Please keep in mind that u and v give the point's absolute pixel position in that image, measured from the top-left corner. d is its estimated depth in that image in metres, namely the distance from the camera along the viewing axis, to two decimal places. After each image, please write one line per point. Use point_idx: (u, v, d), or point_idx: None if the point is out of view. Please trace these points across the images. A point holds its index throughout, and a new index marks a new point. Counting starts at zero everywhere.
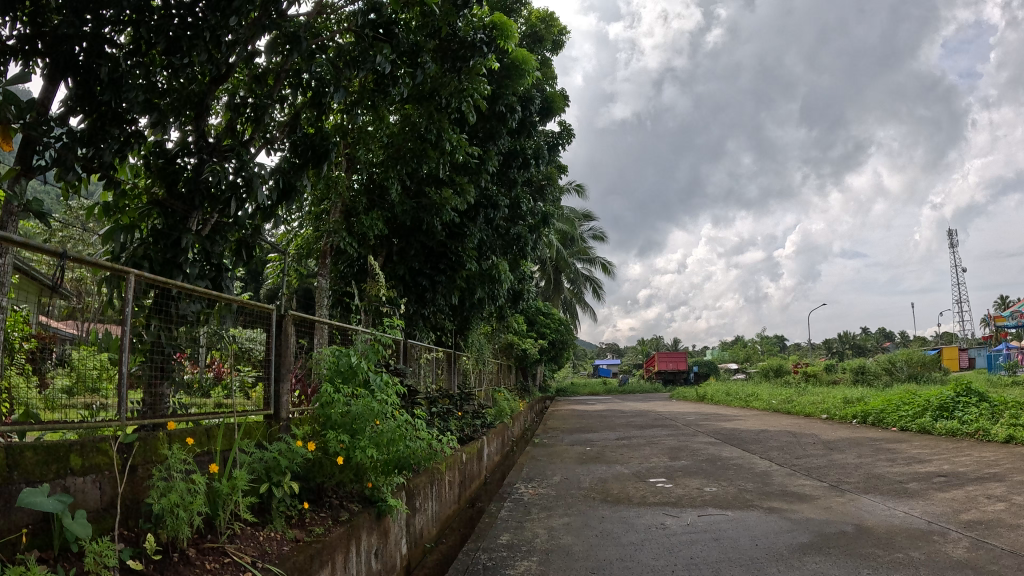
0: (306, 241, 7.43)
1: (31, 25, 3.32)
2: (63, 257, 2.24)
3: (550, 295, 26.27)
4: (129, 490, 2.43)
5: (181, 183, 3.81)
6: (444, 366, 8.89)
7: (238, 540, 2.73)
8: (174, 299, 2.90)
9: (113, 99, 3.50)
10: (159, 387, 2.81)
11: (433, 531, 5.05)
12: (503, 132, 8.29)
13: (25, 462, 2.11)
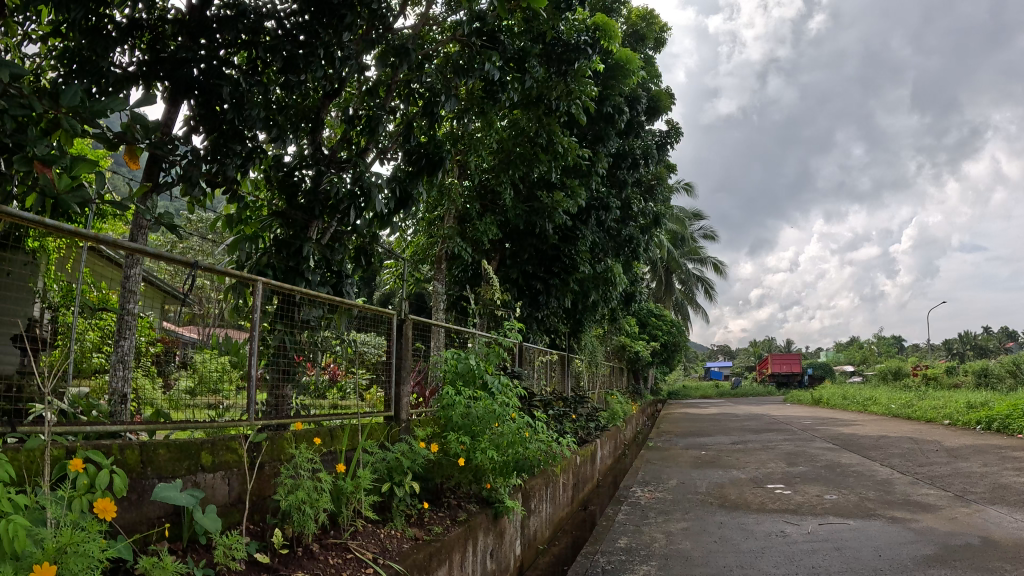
0: (421, 248, 7.69)
1: (150, 53, 3.59)
2: (193, 268, 2.39)
3: (660, 296, 25.95)
4: (258, 488, 2.55)
5: (300, 196, 3.98)
6: (557, 369, 8.92)
7: (360, 537, 2.81)
8: (298, 305, 3.02)
9: (236, 118, 3.66)
10: (283, 389, 2.96)
11: (547, 532, 5.08)
12: (612, 134, 8.23)
13: (158, 459, 2.24)
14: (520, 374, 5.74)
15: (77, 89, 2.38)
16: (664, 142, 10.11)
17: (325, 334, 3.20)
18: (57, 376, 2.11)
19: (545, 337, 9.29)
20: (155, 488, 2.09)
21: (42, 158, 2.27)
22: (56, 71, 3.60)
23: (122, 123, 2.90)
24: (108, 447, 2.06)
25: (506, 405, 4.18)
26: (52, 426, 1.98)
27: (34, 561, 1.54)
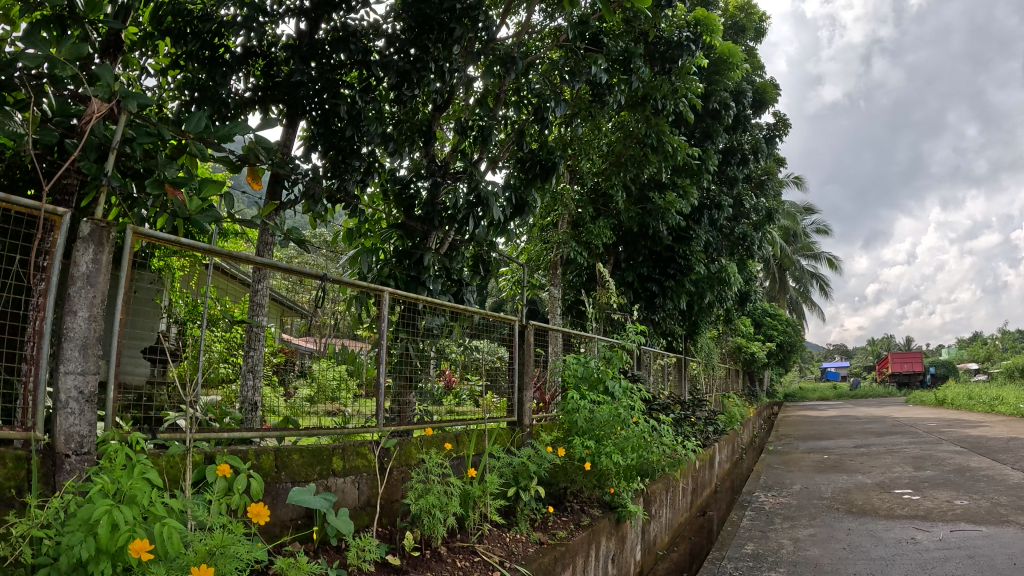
0: (536, 253, 7.79)
1: (262, 78, 3.86)
2: (322, 280, 2.49)
3: (774, 294, 25.24)
4: (388, 491, 2.66)
5: (416, 207, 4.11)
6: (673, 373, 8.82)
7: (486, 540, 2.86)
8: (420, 313, 3.13)
9: (355, 135, 3.82)
10: (406, 396, 3.06)
11: (667, 538, 5.02)
12: (719, 130, 8.09)
13: (292, 464, 2.34)
14: (640, 377, 5.72)
15: (201, 116, 2.51)
16: (772, 136, 9.84)
17: (448, 341, 3.29)
18: (199, 389, 2.23)
19: (660, 341, 9.19)
20: (292, 491, 2.20)
21: (173, 181, 2.42)
22: (180, 101, 3.82)
23: (244, 147, 3.05)
24: (243, 453, 2.17)
25: (630, 409, 4.17)
26: (195, 435, 2.11)
27: (187, 562, 1.65)
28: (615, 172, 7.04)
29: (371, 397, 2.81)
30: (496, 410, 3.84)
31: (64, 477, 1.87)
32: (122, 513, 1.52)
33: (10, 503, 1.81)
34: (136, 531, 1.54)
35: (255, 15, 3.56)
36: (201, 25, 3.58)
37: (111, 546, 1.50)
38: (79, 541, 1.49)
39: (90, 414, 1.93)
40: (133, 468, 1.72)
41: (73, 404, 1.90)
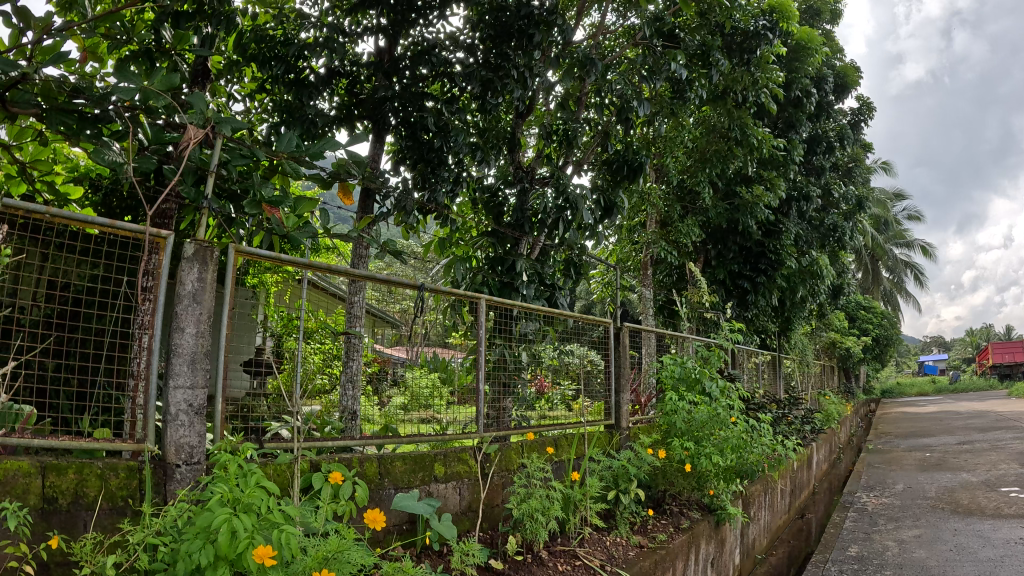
0: (624, 254, 7.77)
1: (346, 96, 4.00)
2: (423, 288, 2.64)
3: (867, 286, 24.43)
4: (489, 496, 2.75)
5: (505, 215, 4.21)
6: (767, 372, 8.66)
7: (587, 544, 2.89)
8: (514, 318, 3.26)
9: (443, 145, 3.86)
10: (503, 401, 3.14)
11: (766, 541, 4.93)
12: (802, 119, 7.91)
13: (395, 470, 2.45)
14: (734, 377, 5.64)
15: (291, 136, 2.61)
16: (857, 121, 9.52)
17: (543, 344, 3.43)
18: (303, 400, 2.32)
19: (754, 339, 9.02)
20: (395, 498, 2.28)
21: (271, 201, 2.50)
22: (269, 124, 3.99)
23: (335, 164, 3.12)
24: (349, 460, 2.29)
25: (728, 408, 4.11)
26: (302, 446, 2.23)
27: (304, 567, 1.72)
28: (700, 169, 6.95)
29: (464, 403, 2.85)
30: (592, 414, 3.88)
31: (176, 485, 1.97)
32: (240, 521, 1.59)
33: (125, 512, 1.93)
34: (254, 538, 1.61)
35: (335, 35, 3.69)
36: (285, 48, 3.73)
37: (231, 552, 1.57)
38: (198, 548, 1.57)
39: (200, 426, 2.04)
40: (246, 477, 1.80)
41: (183, 416, 2.00)
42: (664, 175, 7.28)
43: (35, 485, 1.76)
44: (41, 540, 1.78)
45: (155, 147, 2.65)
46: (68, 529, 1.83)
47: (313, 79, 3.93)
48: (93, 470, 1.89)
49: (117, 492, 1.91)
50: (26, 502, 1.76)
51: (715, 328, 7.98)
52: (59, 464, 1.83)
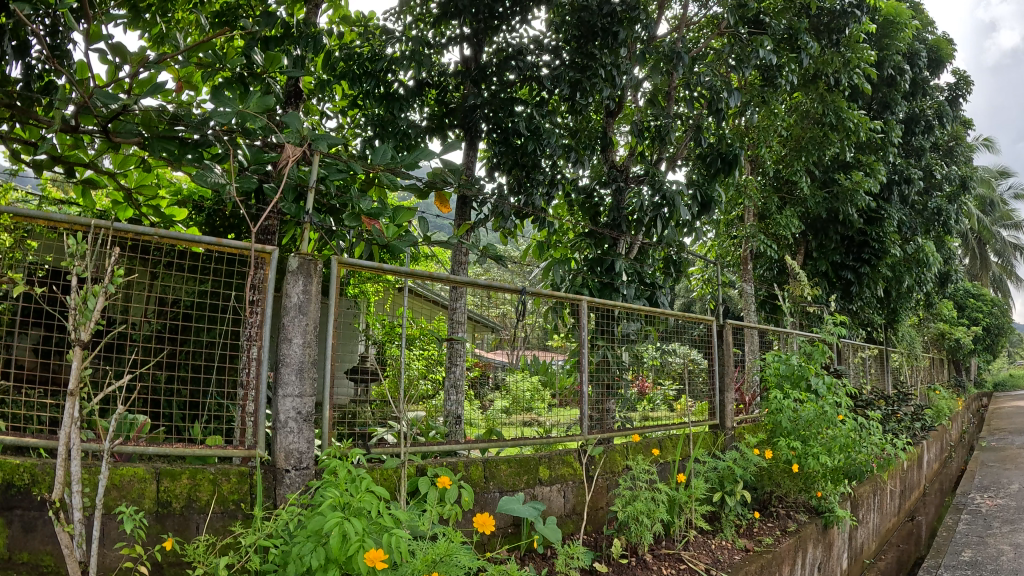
0: (723, 249, 7.65)
1: (435, 108, 4.26)
2: (525, 293, 2.87)
3: (977, 273, 23.26)
4: (592, 498, 2.99)
5: (601, 215, 4.56)
6: (875, 367, 8.36)
7: (692, 547, 3.12)
8: (616, 319, 3.56)
9: (537, 149, 4.01)
10: (606, 404, 3.47)
11: (875, 545, 4.74)
12: (898, 98, 7.62)
13: (499, 474, 2.70)
14: (840, 372, 5.47)
15: (386, 148, 2.67)
16: (955, 96, 9.11)
17: (645, 344, 3.77)
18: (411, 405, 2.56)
19: (859, 332, 8.72)
20: (500, 501, 2.53)
21: (368, 212, 2.62)
22: (362, 137, 4.25)
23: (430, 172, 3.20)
24: (454, 465, 2.56)
25: (836, 406, 4.09)
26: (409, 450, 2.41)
27: (414, 570, 1.78)
28: (796, 158, 6.80)
29: (565, 405, 3.11)
30: (696, 415, 4.23)
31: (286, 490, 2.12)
32: (351, 523, 1.64)
33: (236, 514, 2.09)
34: (365, 540, 1.66)
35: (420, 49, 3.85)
36: (365, 65, 3.89)
37: (342, 554, 1.64)
38: (310, 551, 1.64)
39: (309, 431, 2.14)
40: (356, 479, 1.88)
41: (293, 424, 2.11)
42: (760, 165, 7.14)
43: (148, 491, 1.96)
44: (156, 541, 1.98)
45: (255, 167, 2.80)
46: (182, 530, 2.02)
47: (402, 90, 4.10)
48: (205, 475, 2.08)
49: (227, 495, 2.09)
50: (141, 507, 1.97)
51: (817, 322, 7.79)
52: (173, 470, 2.03)
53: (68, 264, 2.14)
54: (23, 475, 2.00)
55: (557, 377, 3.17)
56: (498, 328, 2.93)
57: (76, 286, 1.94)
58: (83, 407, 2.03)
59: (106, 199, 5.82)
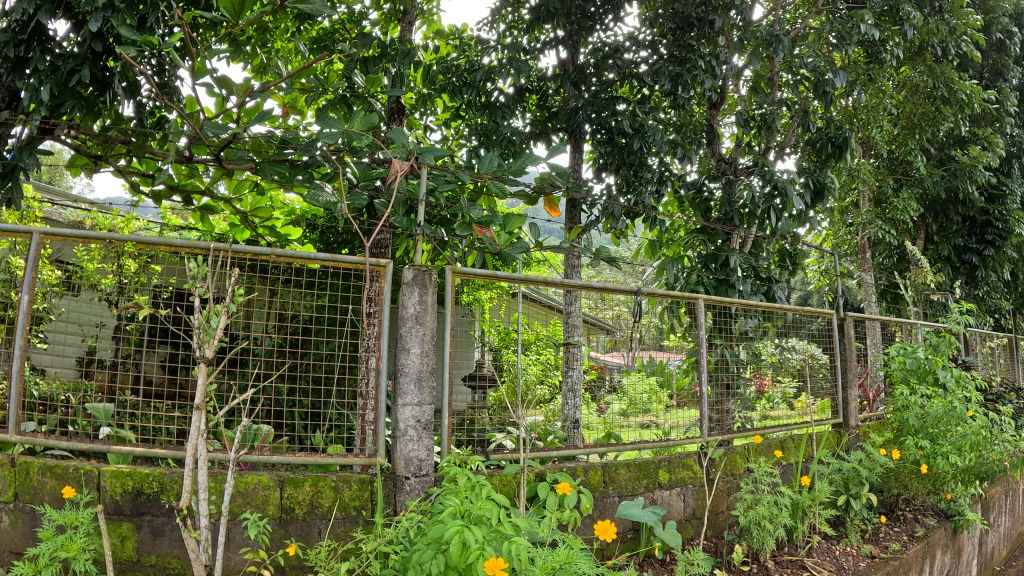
0: (838, 238, 7.49)
1: (537, 112, 5.38)
2: (640, 292, 3.72)
3: None
4: (709, 501, 3.79)
5: (712, 210, 4.86)
6: (1007, 355, 7.97)
7: (815, 554, 3.30)
8: (733, 318, 4.28)
9: (644, 145, 4.65)
10: (724, 405, 4.28)
11: (1008, 550, 4.53)
12: (1012, 64, 7.25)
13: (618, 478, 3.51)
14: (971, 362, 5.27)
15: (490, 157, 3.39)
16: None
17: (762, 341, 4.41)
18: (528, 414, 3.34)
19: (990, 318, 8.32)
20: (623, 507, 3.35)
21: (477, 222, 3.29)
22: (473, 146, 5.22)
23: (539, 178, 4.05)
24: (573, 471, 3.37)
25: (966, 401, 3.98)
26: (528, 459, 3.26)
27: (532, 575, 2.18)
28: (908, 137, 6.60)
29: (682, 406, 4.00)
30: (819, 412, 4.63)
31: (406, 496, 2.63)
32: (470, 533, 2.06)
33: (356, 519, 2.61)
34: (484, 549, 2.08)
35: (517, 63, 4.79)
36: (471, 76, 4.93)
37: (461, 562, 2.07)
38: (431, 559, 2.09)
39: (427, 440, 2.68)
40: (475, 493, 2.34)
41: (413, 432, 2.66)
42: (873, 147, 6.93)
43: (271, 499, 2.51)
44: (280, 544, 2.53)
45: (364, 184, 3.41)
46: (304, 535, 2.55)
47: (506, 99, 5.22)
48: (327, 483, 2.60)
49: (348, 502, 2.60)
50: (267, 510, 2.52)
51: (943, 312, 7.57)
52: (298, 479, 2.56)
53: (190, 285, 2.40)
54: (153, 484, 2.74)
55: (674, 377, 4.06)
56: (615, 329, 3.86)
57: (199, 305, 2.14)
58: (211, 417, 2.39)
59: (225, 223, 6.25)
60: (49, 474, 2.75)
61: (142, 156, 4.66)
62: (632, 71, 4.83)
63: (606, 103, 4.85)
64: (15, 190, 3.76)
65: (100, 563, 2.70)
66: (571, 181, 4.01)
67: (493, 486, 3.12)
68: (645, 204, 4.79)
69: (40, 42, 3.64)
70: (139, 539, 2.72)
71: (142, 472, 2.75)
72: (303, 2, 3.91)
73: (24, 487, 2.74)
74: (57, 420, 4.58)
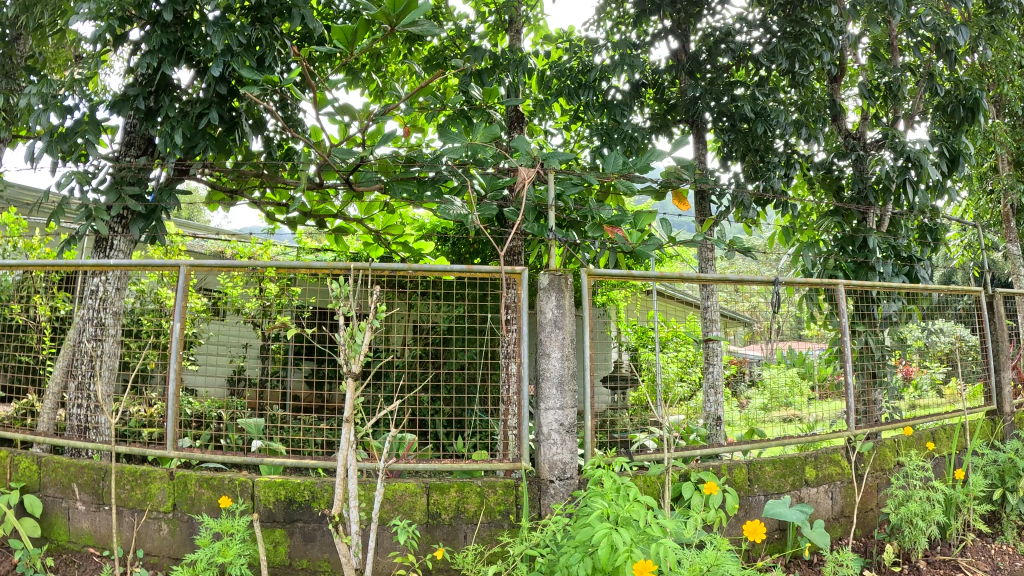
0: (979, 208, 7.04)
1: (656, 105, 5.40)
2: (776, 284, 3.74)
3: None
4: (858, 498, 3.63)
5: (845, 189, 4.60)
6: None
7: (970, 553, 3.16)
8: (874, 302, 4.12)
9: (767, 128, 4.50)
10: (870, 395, 4.15)
11: None
12: None
13: (764, 476, 3.42)
14: None
15: (616, 159, 3.70)
16: None
17: (906, 325, 4.22)
18: (667, 414, 3.41)
19: None
20: (769, 506, 3.27)
21: (609, 223, 3.82)
22: (595, 146, 5.31)
23: (666, 172, 4.15)
24: (719, 470, 3.33)
25: None
26: (673, 459, 3.28)
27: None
28: None
29: (824, 398, 4.04)
30: (971, 398, 4.37)
31: (550, 499, 2.95)
32: (617, 536, 2.28)
33: (501, 523, 2.94)
34: (631, 551, 2.27)
35: (629, 60, 4.85)
36: (586, 77, 5.02)
37: (610, 564, 2.26)
38: (579, 561, 2.33)
39: (569, 444, 2.98)
40: (620, 495, 2.55)
41: (558, 437, 2.97)
42: (1008, 105, 6.48)
43: (416, 506, 2.89)
44: (427, 549, 2.90)
45: (492, 194, 3.85)
46: (450, 538, 2.91)
47: (623, 95, 5.29)
48: (471, 489, 2.95)
49: (493, 507, 2.94)
50: (415, 515, 2.91)
51: None
52: (443, 486, 2.93)
53: (335, 304, 2.60)
54: (305, 492, 2.98)
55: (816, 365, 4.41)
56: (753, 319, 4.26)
57: (342, 325, 2.34)
58: (360, 429, 2.62)
59: (359, 243, 6.54)
60: (206, 484, 3.06)
61: (276, 186, 5.00)
62: (746, 54, 4.70)
63: (724, 90, 4.76)
64: (160, 229, 4.10)
65: (256, 566, 2.96)
66: (696, 172, 4.10)
67: (639, 486, 3.18)
68: (776, 189, 4.66)
69: (168, 93, 3.97)
70: (292, 544, 2.97)
71: (294, 482, 3.00)
72: (412, 25, 4.00)
73: (183, 498, 3.06)
74: (212, 435, 4.96)
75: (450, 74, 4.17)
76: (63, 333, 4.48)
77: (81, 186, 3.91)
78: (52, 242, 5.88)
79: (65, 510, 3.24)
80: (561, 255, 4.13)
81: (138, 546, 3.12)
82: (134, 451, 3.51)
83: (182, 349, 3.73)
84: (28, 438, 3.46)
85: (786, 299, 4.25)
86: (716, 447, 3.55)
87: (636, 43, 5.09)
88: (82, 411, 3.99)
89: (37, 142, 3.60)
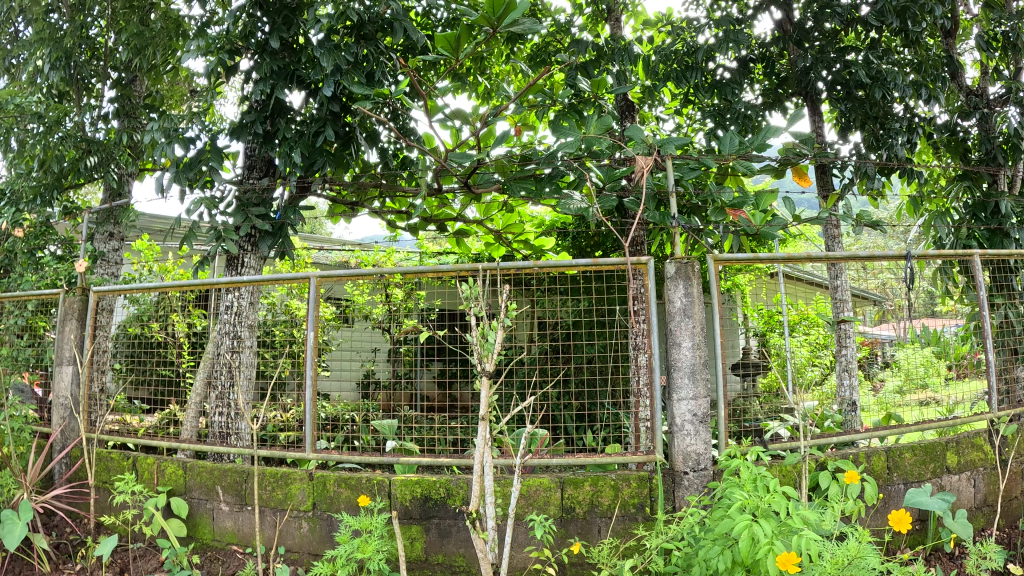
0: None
1: (769, 80, 5.20)
2: (908, 259, 3.49)
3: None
4: (1004, 485, 3.38)
5: (973, 152, 4.30)
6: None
7: None
8: (1016, 272, 3.84)
9: (886, 94, 4.25)
10: (1015, 373, 3.86)
11: None
12: None
13: (904, 464, 3.24)
14: None
15: (733, 139, 3.63)
16: None
17: None
18: (800, 400, 3.27)
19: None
20: (909, 494, 3.09)
21: (731, 206, 3.73)
22: (707, 128, 5.18)
23: (783, 149, 3.98)
24: (855, 458, 3.18)
25: None
26: (809, 447, 3.16)
27: (824, 571, 2.24)
28: None
29: (963, 378, 3.80)
30: None
31: (684, 491, 2.93)
32: (759, 528, 2.25)
33: (635, 516, 2.94)
34: (772, 544, 2.23)
35: (735, 37, 4.69)
36: (692, 59, 4.89)
37: (751, 556, 2.23)
38: (720, 555, 2.31)
39: (704, 434, 2.93)
40: (758, 486, 2.49)
41: (692, 427, 2.92)
42: None
43: (550, 500, 2.93)
44: (563, 543, 2.93)
45: (610, 185, 3.85)
46: (585, 532, 2.94)
47: (731, 73, 5.12)
48: (606, 482, 2.96)
49: (627, 500, 2.94)
50: (550, 510, 2.94)
51: None
52: (577, 480, 2.95)
53: (465, 305, 2.66)
54: (440, 490, 3.08)
55: (953, 344, 4.14)
56: (884, 298, 4.05)
57: (474, 326, 2.40)
58: (496, 426, 2.67)
59: (478, 244, 6.64)
60: (344, 484, 3.21)
61: (395, 195, 5.16)
62: (856, 17, 4.45)
63: (838, 57, 4.52)
64: (288, 244, 4.31)
65: (395, 561, 3.07)
66: (816, 146, 3.92)
67: (775, 476, 3.09)
68: (901, 157, 4.37)
69: (283, 116, 4.17)
70: (428, 540, 3.07)
71: (429, 480, 3.10)
72: (512, 25, 3.99)
73: (323, 497, 3.22)
74: (347, 437, 5.18)
75: (554, 68, 4.15)
76: (204, 347, 4.79)
77: (210, 211, 4.18)
78: (186, 264, 6.30)
79: (208, 511, 3.48)
80: (680, 242, 4.06)
81: (279, 544, 3.31)
82: (274, 454, 3.71)
83: (315, 357, 3.92)
84: (173, 445, 3.73)
85: (918, 275, 4.00)
86: (851, 434, 3.38)
87: (738, 18, 4.91)
88: (224, 418, 4.26)
89: (166, 173, 3.89)
